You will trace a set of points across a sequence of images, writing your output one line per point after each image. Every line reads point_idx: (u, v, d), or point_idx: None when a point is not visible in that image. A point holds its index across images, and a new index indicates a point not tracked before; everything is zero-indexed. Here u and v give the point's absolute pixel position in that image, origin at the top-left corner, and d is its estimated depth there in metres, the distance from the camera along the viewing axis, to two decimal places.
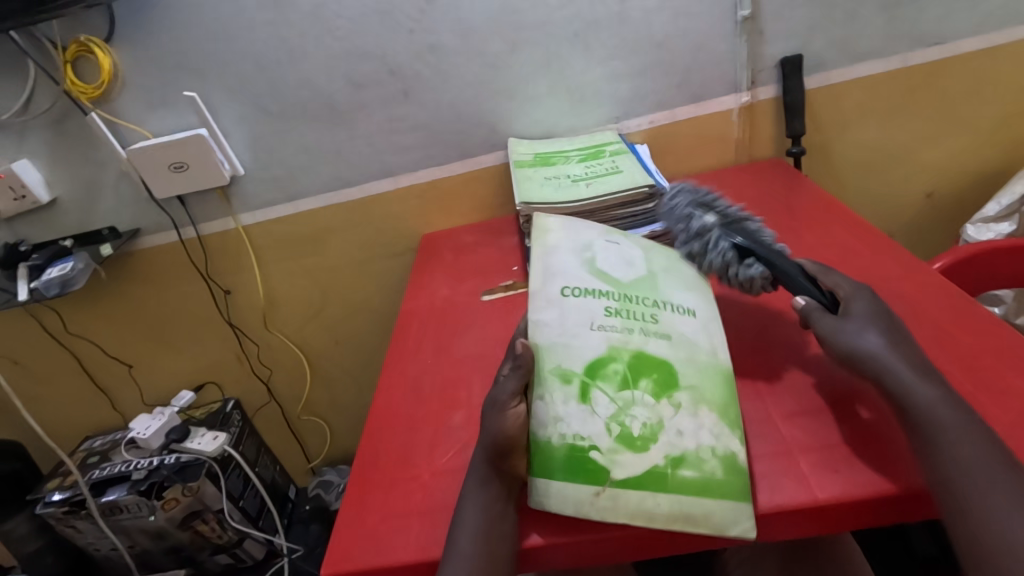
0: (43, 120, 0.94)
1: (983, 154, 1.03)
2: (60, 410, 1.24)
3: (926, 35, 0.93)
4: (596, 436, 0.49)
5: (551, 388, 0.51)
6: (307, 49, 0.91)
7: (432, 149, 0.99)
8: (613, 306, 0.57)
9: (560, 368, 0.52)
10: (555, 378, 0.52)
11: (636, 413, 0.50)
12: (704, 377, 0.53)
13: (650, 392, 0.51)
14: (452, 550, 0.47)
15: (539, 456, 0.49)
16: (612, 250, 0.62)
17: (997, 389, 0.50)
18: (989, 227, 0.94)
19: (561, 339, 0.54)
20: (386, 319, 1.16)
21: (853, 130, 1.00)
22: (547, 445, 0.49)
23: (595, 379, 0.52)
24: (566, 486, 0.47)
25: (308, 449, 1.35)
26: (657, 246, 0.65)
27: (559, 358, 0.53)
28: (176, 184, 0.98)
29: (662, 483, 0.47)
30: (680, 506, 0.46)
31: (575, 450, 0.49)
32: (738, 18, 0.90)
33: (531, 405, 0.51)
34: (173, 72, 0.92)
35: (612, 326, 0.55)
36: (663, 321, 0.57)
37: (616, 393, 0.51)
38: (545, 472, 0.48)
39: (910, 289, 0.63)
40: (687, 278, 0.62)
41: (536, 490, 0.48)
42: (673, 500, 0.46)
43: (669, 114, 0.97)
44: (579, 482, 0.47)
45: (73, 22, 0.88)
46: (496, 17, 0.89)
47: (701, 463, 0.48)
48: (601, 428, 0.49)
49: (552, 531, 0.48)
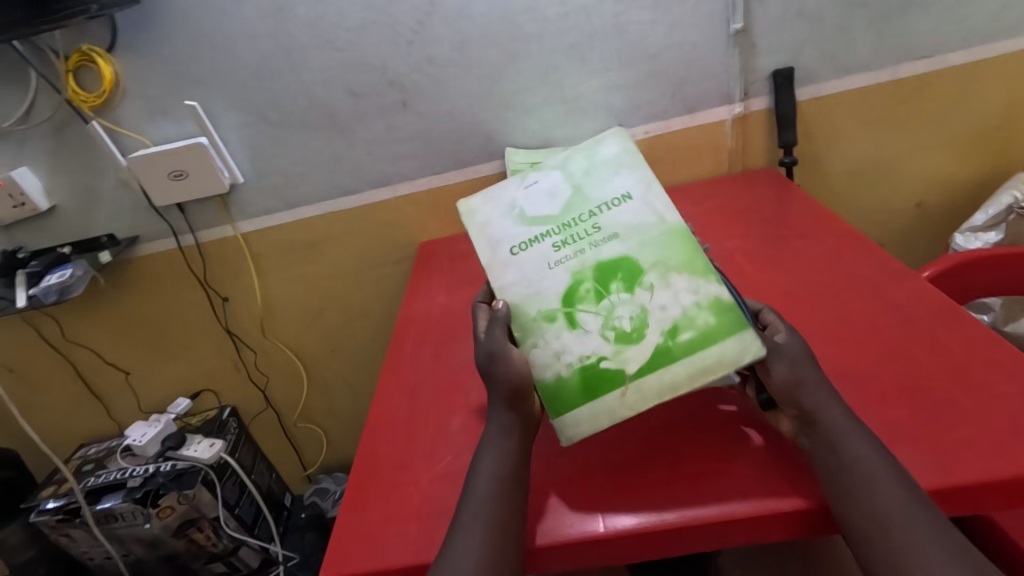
0: (43, 128, 0.95)
1: (971, 165, 1.05)
2: (55, 417, 1.24)
3: (914, 49, 0.95)
4: (597, 349, 0.53)
5: (541, 332, 0.55)
6: (306, 59, 0.92)
7: (430, 158, 1.00)
8: (557, 240, 0.58)
9: (542, 312, 0.55)
10: (542, 322, 0.55)
11: (621, 313, 0.54)
12: (663, 245, 0.56)
13: (623, 290, 0.55)
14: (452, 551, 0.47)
15: (553, 396, 0.53)
16: (532, 190, 0.62)
17: (983, 394, 0.51)
18: (977, 237, 0.96)
19: (529, 291, 0.57)
20: (383, 326, 1.17)
21: (843, 141, 1.02)
22: (558, 380, 0.53)
23: (574, 305, 0.55)
24: (591, 406, 0.51)
25: (304, 457, 1.35)
26: (569, 152, 0.64)
27: (536, 305, 0.56)
28: (175, 192, 0.99)
29: (670, 352, 0.51)
30: (694, 365, 0.51)
31: (586, 370, 0.52)
32: (730, 31, 0.92)
33: (528, 354, 0.55)
34: (174, 81, 0.93)
35: (566, 257, 0.57)
36: (605, 223, 0.58)
37: (596, 305, 0.54)
38: (566, 407, 0.52)
39: (900, 297, 0.65)
40: (607, 162, 0.61)
41: (563, 429, 0.52)
42: (686, 364, 0.51)
43: (664, 124, 0.99)
44: (602, 398, 0.51)
45: (75, 32, 0.89)
46: (494, 29, 0.91)
47: (693, 321, 0.52)
48: (597, 342, 0.53)
49: (553, 532, 0.49)
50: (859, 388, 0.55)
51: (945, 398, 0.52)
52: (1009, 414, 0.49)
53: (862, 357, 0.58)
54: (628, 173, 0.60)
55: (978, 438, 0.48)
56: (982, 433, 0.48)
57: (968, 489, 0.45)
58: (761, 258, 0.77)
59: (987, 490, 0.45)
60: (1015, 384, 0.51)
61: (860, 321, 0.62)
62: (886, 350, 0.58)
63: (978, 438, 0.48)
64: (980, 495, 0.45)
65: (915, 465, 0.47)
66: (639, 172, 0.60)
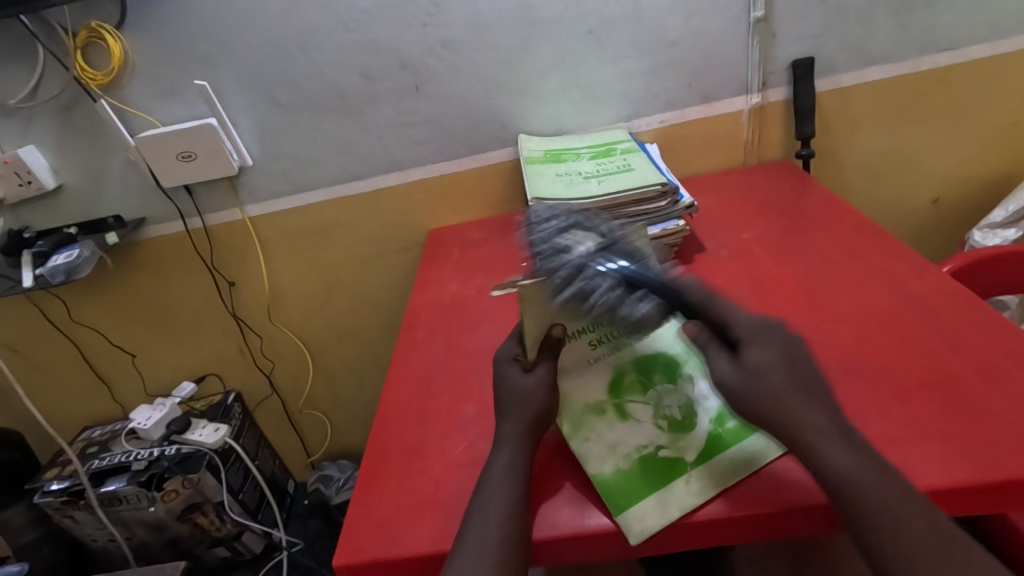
0: (51, 106, 0.94)
1: (990, 161, 1.04)
2: (60, 399, 1.23)
3: (937, 41, 0.93)
4: (654, 438, 0.52)
5: (593, 425, 0.54)
6: (318, 41, 0.91)
7: (442, 144, 0.99)
8: (593, 338, 0.58)
9: (591, 404, 0.56)
10: (591, 414, 0.55)
11: (669, 402, 0.55)
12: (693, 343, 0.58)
13: (665, 382, 0.56)
14: (464, 545, 0.46)
15: (615, 489, 0.49)
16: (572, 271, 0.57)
17: (1011, 390, 0.50)
18: (995, 233, 0.95)
19: (572, 385, 0.57)
20: (391, 313, 1.16)
21: (861, 134, 1.00)
22: (618, 474, 0.50)
23: (621, 397, 0.56)
24: (659, 497, 0.48)
25: (308, 444, 1.34)
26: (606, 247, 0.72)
27: (584, 397, 0.56)
28: (184, 174, 0.97)
29: (723, 440, 0.51)
30: (748, 450, 0.49)
31: (646, 461, 0.51)
32: (751, 19, 0.90)
33: (579, 449, 0.52)
34: (184, 61, 0.91)
35: (605, 356, 0.58)
36: None
37: (644, 396, 0.55)
38: (630, 500, 0.48)
39: (923, 291, 0.63)
40: None
41: (631, 525, 0.46)
42: (740, 450, 0.49)
43: (680, 113, 0.97)
44: (666, 488, 0.48)
45: (85, 8, 0.87)
46: (510, 13, 0.89)
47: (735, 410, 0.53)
48: (652, 432, 0.53)
49: (566, 525, 0.48)
50: (882, 380, 0.54)
51: (971, 394, 0.51)
52: None
53: (884, 350, 0.57)
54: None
55: (1006, 434, 0.47)
56: (1011, 429, 0.47)
57: (998, 487, 0.44)
58: (778, 250, 0.76)
59: (1018, 487, 0.44)
60: None
61: (880, 314, 0.62)
62: (909, 344, 0.57)
63: (1005, 433, 0.47)
64: (1010, 492, 0.44)
65: (943, 460, 0.46)
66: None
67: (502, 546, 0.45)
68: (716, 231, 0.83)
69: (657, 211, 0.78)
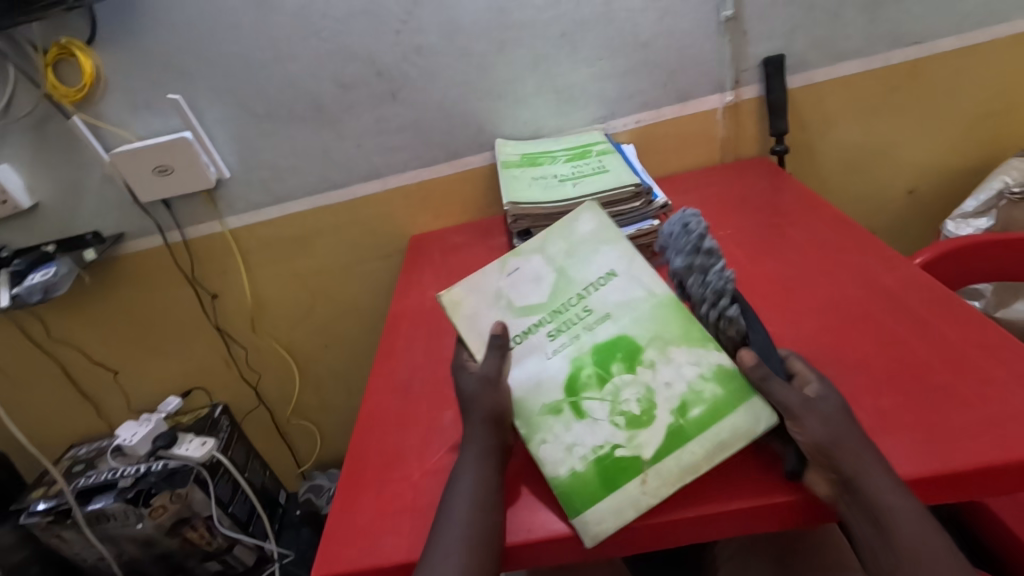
0: (23, 124, 0.93)
1: (962, 151, 1.05)
2: (43, 418, 1.22)
3: (905, 35, 0.94)
4: (610, 437, 0.51)
5: (549, 427, 0.53)
6: (292, 51, 0.91)
7: (420, 151, 0.99)
8: (551, 328, 0.58)
9: (547, 405, 0.54)
10: (548, 416, 0.54)
11: (627, 395, 0.53)
12: (657, 320, 0.56)
13: (625, 371, 0.54)
14: (434, 547, 0.46)
15: (571, 492, 0.49)
16: (514, 277, 0.61)
17: (975, 379, 0.51)
18: (968, 223, 0.96)
19: (530, 383, 0.56)
20: (376, 321, 1.16)
21: (836, 129, 1.02)
22: (574, 476, 0.50)
23: (579, 394, 0.54)
24: (614, 500, 0.47)
25: (299, 454, 1.34)
26: (546, 233, 0.64)
27: (541, 399, 0.55)
28: (161, 188, 0.97)
29: (684, 432, 0.49)
30: (710, 440, 0.48)
31: (601, 462, 0.50)
32: (721, 18, 0.91)
33: (537, 452, 0.52)
34: (158, 75, 0.91)
35: (562, 345, 0.57)
36: (596, 305, 0.58)
37: (601, 391, 0.54)
38: (586, 503, 0.48)
39: (894, 284, 0.64)
40: (585, 241, 0.62)
41: (587, 528, 0.47)
42: (702, 441, 0.49)
43: (655, 113, 0.98)
44: (621, 488, 0.48)
45: (54, 25, 0.87)
46: (482, 19, 0.90)
47: (701, 394, 0.51)
48: (610, 431, 0.51)
49: (532, 526, 0.48)
50: (852, 373, 0.55)
51: (938, 385, 0.51)
52: (1003, 398, 0.49)
53: (855, 344, 0.58)
54: (611, 251, 0.60)
55: (971, 423, 0.48)
56: (975, 418, 0.48)
57: (963, 476, 0.44)
58: (753, 246, 0.77)
59: (981, 475, 0.45)
60: (1009, 368, 0.51)
61: (850, 308, 0.62)
62: (878, 337, 0.58)
63: (970, 422, 0.48)
64: (975, 480, 0.45)
65: (907, 451, 0.47)
66: (621, 245, 0.60)
67: (469, 549, 0.45)
68: None
69: (632, 212, 0.78)
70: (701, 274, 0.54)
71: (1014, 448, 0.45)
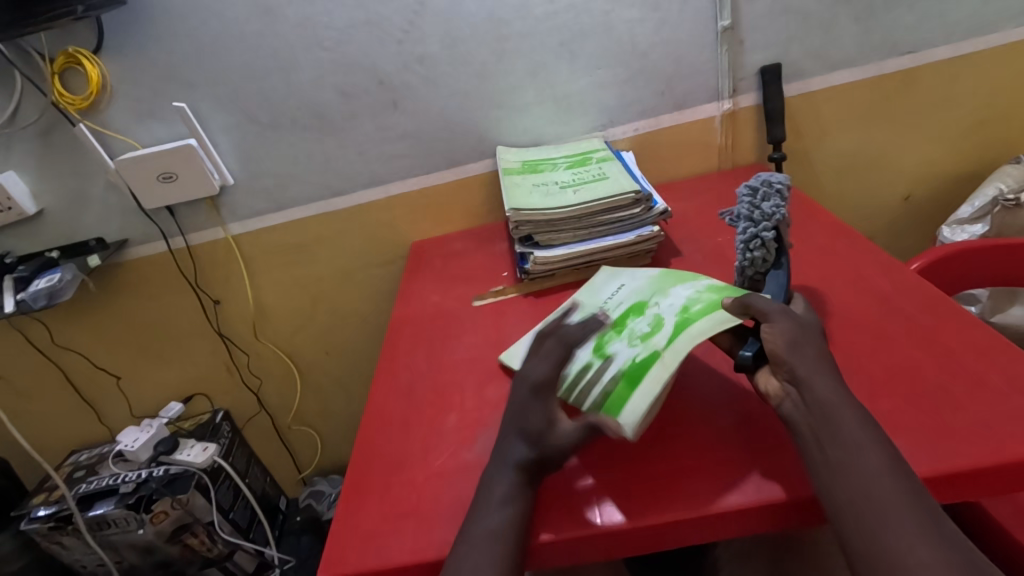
0: (29, 131, 0.94)
1: (956, 158, 1.07)
2: (44, 424, 1.22)
3: (899, 44, 0.96)
4: (633, 353, 0.57)
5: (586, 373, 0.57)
6: (296, 60, 0.92)
7: (422, 158, 1.00)
8: (579, 330, 0.65)
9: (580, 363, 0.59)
10: (581, 368, 0.58)
11: (639, 325, 0.61)
12: (655, 284, 0.68)
13: (635, 318, 0.63)
14: (458, 556, 0.46)
15: (608, 406, 0.52)
16: (554, 323, 0.70)
17: (970, 382, 0.52)
18: (963, 228, 0.98)
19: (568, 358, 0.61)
20: (378, 326, 1.16)
21: (832, 136, 1.03)
22: (609, 393, 0.54)
23: (604, 345, 0.61)
24: (642, 390, 0.51)
25: (299, 460, 1.34)
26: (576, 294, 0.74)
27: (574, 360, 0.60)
28: (165, 194, 0.98)
29: (689, 319, 0.57)
30: (714, 317, 0.56)
31: (629, 375, 0.54)
32: (718, 28, 0.93)
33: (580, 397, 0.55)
34: (163, 83, 0.92)
35: (589, 330, 0.64)
36: (608, 302, 0.68)
37: (623, 335, 0.61)
38: (620, 404, 0.51)
39: (892, 289, 0.65)
40: (603, 279, 0.75)
41: (625, 417, 0.50)
42: (707, 319, 0.56)
43: (654, 121, 0.99)
44: (648, 376, 0.53)
45: (61, 34, 0.88)
46: (483, 28, 0.91)
47: (698, 299, 0.60)
48: (630, 351, 0.58)
49: (557, 527, 0.48)
50: (850, 376, 0.55)
51: (933, 387, 0.52)
52: (998, 400, 0.50)
53: (849, 347, 0.59)
54: (616, 278, 0.73)
55: (966, 424, 0.48)
56: (971, 419, 0.49)
57: (960, 476, 0.45)
58: None
59: (978, 475, 0.45)
60: (1004, 371, 0.52)
61: (846, 312, 0.63)
62: (876, 341, 0.59)
63: (966, 424, 0.48)
64: (971, 480, 0.45)
65: (904, 452, 0.47)
66: (620, 274, 0.74)
67: (497, 551, 0.45)
68: (692, 235, 0.85)
69: (632, 218, 0.79)
70: (756, 207, 0.62)
71: (1010, 448, 0.46)
